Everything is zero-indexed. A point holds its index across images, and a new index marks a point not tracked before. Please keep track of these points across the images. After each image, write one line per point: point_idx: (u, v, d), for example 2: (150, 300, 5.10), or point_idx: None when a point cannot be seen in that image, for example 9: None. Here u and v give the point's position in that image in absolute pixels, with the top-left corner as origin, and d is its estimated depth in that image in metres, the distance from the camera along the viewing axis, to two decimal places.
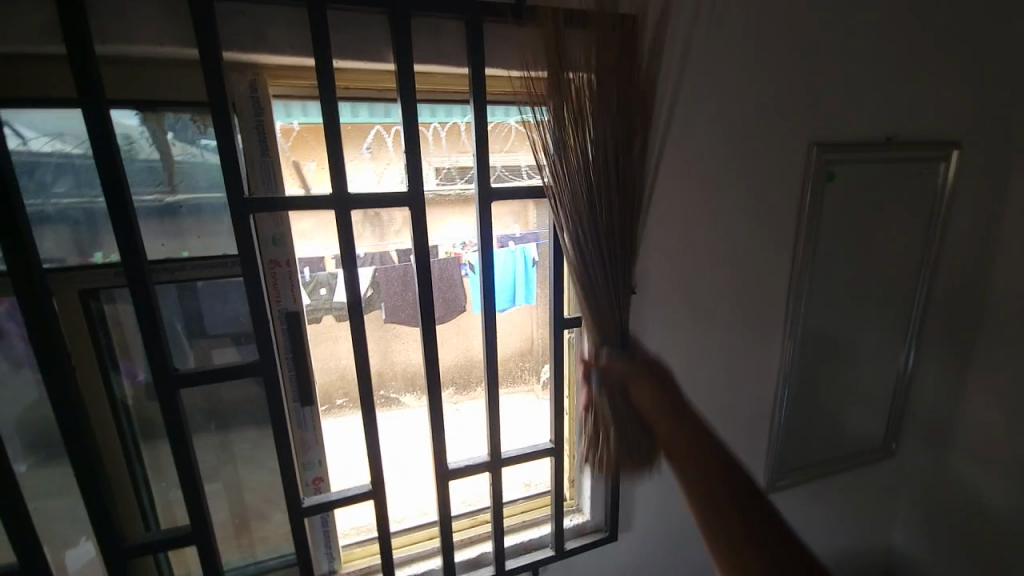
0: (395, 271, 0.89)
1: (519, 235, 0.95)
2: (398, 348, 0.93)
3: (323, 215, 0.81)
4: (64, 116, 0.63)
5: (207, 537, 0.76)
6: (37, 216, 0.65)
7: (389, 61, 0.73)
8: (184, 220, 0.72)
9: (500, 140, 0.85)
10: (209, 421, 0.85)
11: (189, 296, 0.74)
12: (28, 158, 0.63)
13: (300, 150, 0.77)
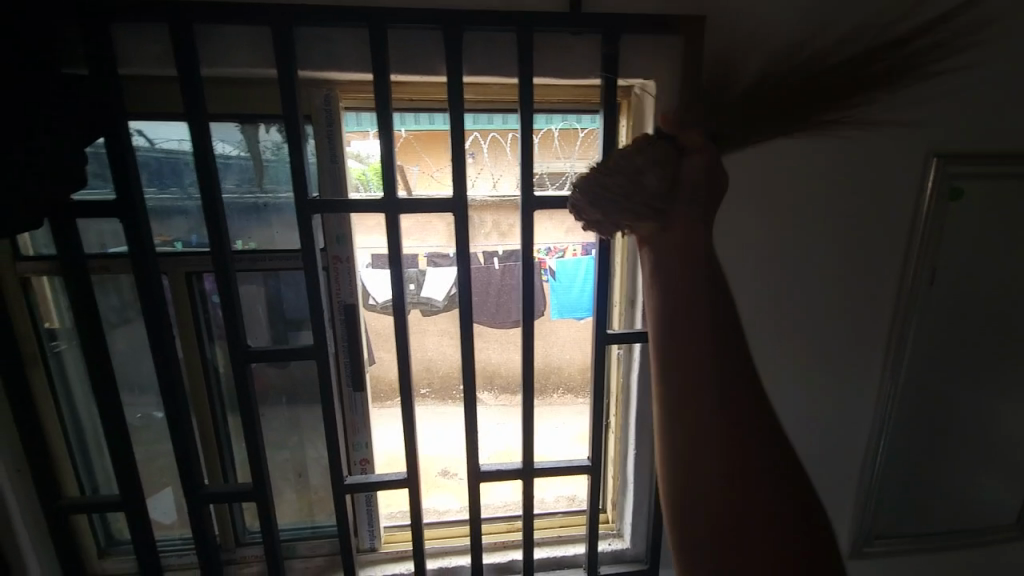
0: (478, 272, 0.90)
1: None
2: (441, 346, 0.95)
3: (370, 216, 0.86)
4: (176, 128, 0.77)
5: (263, 495, 0.87)
6: (154, 208, 0.80)
7: (441, 74, 0.75)
8: (268, 216, 0.82)
9: (545, 151, 0.84)
10: (279, 397, 0.95)
11: (268, 282, 0.85)
12: (157, 161, 0.78)
13: (408, 155, 0.83)
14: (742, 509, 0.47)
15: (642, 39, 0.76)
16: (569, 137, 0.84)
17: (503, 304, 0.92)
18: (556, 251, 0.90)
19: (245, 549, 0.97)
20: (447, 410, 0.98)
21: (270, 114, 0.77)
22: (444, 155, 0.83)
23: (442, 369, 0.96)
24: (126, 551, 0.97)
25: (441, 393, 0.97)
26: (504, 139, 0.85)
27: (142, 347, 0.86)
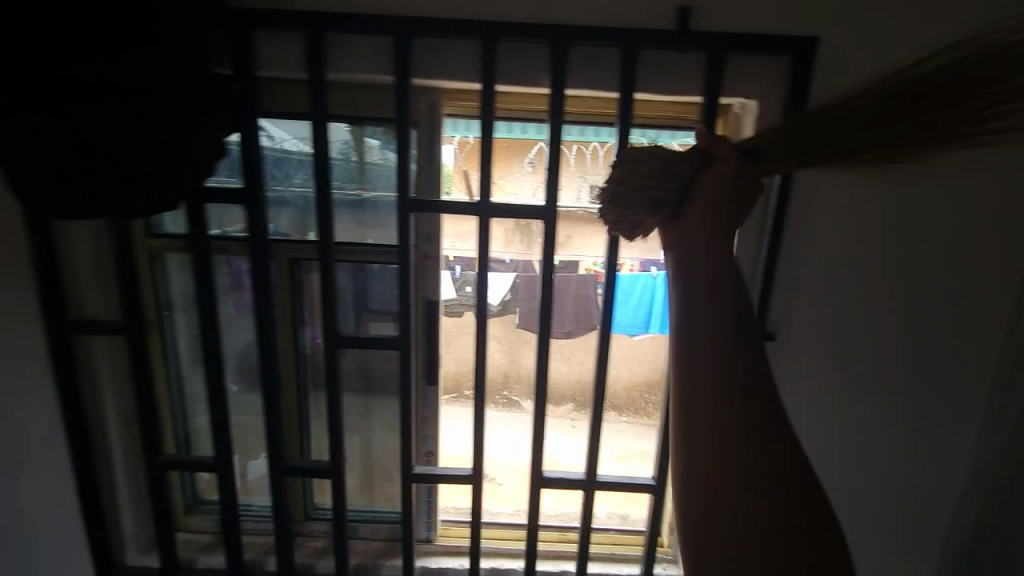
0: (530, 280, 0.89)
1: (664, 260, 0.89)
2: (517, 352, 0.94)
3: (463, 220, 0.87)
4: (296, 126, 0.81)
5: (338, 474, 0.91)
6: (274, 197, 0.85)
7: (544, 86, 0.77)
8: (366, 212, 0.84)
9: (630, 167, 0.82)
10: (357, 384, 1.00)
11: (360, 274, 0.87)
12: (274, 155, 0.82)
13: (472, 160, 0.83)
14: (731, 485, 0.50)
15: (746, 58, 0.76)
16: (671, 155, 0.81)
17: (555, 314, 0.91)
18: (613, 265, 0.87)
19: (312, 523, 1.03)
20: (516, 416, 0.98)
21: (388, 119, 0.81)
22: (523, 164, 0.82)
23: (515, 374, 0.96)
24: (208, 510, 1.05)
25: (512, 399, 0.97)
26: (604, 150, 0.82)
27: (246, 324, 0.93)
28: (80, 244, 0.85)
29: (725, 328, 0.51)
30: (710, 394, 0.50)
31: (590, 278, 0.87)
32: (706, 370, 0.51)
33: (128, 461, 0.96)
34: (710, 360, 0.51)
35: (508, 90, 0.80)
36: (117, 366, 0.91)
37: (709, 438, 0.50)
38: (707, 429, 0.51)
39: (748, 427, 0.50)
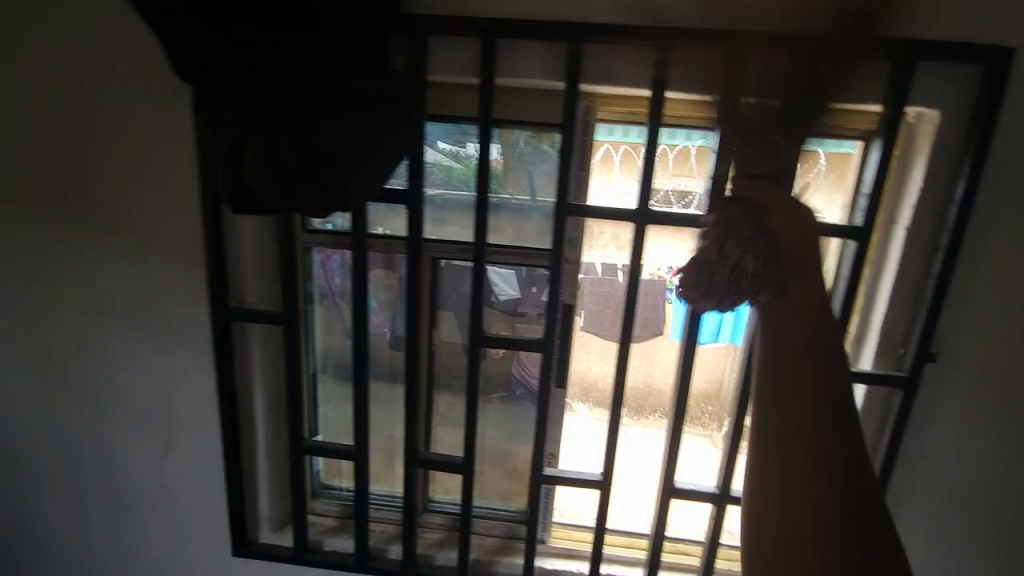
0: (597, 283, 0.89)
1: None
2: (650, 365, 0.93)
3: (614, 225, 0.87)
4: (459, 128, 0.82)
5: (470, 470, 0.94)
6: (430, 199, 0.87)
7: (712, 93, 0.75)
8: (508, 215, 0.86)
9: None
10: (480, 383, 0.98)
11: (501, 275, 0.89)
12: (432, 159, 0.84)
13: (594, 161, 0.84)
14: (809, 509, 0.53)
15: (933, 67, 0.73)
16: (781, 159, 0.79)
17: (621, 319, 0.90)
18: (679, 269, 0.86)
19: (430, 515, 1.06)
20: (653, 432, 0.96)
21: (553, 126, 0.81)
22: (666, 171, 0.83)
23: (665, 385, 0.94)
24: (331, 495, 1.09)
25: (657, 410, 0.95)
26: None
27: (384, 319, 0.95)
28: (244, 235, 0.89)
29: (817, 403, 0.53)
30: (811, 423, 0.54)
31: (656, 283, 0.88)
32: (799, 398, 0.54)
33: (268, 445, 1.00)
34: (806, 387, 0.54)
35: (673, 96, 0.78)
36: (267, 355, 0.96)
37: (795, 459, 0.54)
38: (793, 458, 0.54)
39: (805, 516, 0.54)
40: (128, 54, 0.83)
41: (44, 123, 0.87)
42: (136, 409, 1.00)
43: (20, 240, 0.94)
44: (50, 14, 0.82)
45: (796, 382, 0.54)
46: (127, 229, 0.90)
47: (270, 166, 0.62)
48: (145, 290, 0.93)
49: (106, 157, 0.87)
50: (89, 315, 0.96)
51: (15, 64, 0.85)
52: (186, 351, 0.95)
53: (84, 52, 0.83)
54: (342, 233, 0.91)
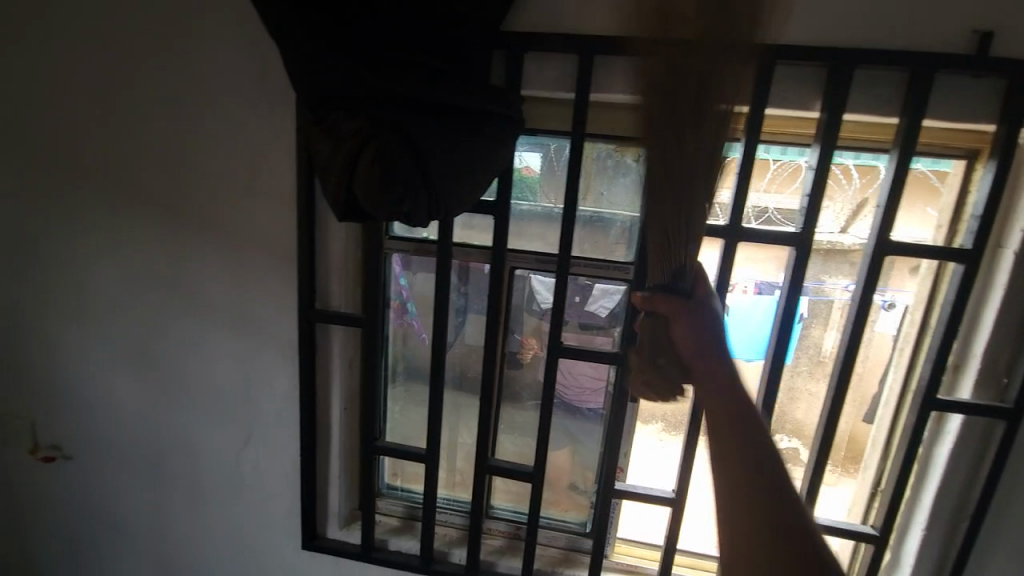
0: None
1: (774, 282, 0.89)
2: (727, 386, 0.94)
3: (705, 241, 0.86)
4: (554, 140, 0.86)
5: (540, 480, 0.94)
6: (517, 211, 0.90)
7: (814, 109, 0.75)
8: (591, 227, 0.89)
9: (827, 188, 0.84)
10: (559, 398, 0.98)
11: (581, 286, 0.90)
12: (523, 170, 0.88)
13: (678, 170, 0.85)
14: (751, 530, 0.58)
15: None
16: (841, 177, 0.83)
17: None
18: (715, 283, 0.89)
19: (491, 521, 1.08)
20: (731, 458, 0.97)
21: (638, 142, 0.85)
22: (760, 185, 0.84)
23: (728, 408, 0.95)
24: (396, 495, 1.12)
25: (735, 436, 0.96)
26: (852, 172, 0.83)
27: (461, 323, 0.99)
28: (333, 239, 0.93)
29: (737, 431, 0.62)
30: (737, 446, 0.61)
31: None
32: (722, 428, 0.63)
33: (342, 443, 1.03)
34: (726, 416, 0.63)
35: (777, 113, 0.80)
36: (346, 355, 0.99)
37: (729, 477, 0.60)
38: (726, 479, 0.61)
39: (771, 523, 0.57)
40: (238, 65, 0.88)
41: (156, 128, 0.94)
42: (219, 402, 1.04)
43: (124, 236, 1.00)
44: (170, 29, 0.89)
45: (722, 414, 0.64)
46: (224, 230, 0.95)
47: (383, 176, 0.63)
48: (238, 289, 0.98)
49: (211, 161, 0.93)
50: (181, 310, 1.02)
51: (135, 75, 0.92)
52: (271, 349, 0.99)
53: (199, 64, 0.89)
54: (425, 241, 0.94)
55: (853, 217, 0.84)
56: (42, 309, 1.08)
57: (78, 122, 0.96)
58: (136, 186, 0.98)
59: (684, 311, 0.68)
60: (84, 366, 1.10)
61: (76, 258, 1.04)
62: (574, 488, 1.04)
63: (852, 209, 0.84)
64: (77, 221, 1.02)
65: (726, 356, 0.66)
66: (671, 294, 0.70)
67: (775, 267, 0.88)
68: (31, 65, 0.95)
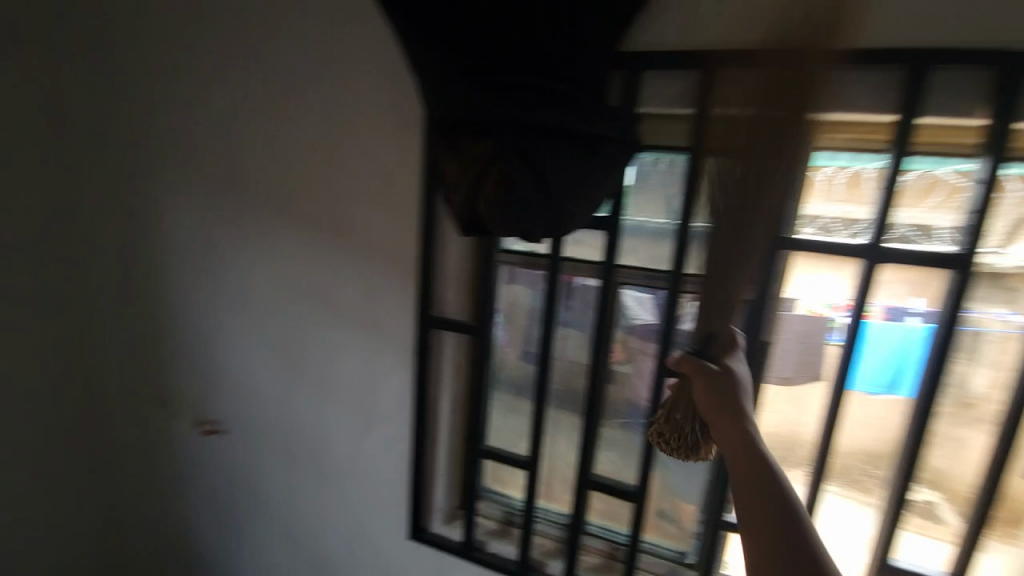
0: (774, 318, 0.85)
1: (921, 310, 0.78)
2: (858, 425, 0.86)
3: (838, 262, 0.81)
4: (668, 155, 0.84)
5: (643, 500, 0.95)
6: (625, 228, 0.90)
7: (976, 118, 0.70)
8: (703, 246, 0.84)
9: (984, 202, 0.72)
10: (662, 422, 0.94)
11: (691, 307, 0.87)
12: (632, 187, 0.87)
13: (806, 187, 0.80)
14: None
15: None
16: (1004, 189, 0.71)
17: (805, 361, 0.86)
18: (846, 308, 0.82)
19: (589, 538, 1.06)
20: (862, 508, 0.89)
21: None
22: (903, 203, 0.76)
23: (856, 449, 0.87)
24: (494, 499, 1.14)
25: (874, 483, 0.87)
26: (1015, 184, 0.70)
27: (563, 337, 1.00)
28: (451, 252, 1.01)
29: (764, 498, 0.61)
30: (765, 513, 0.61)
31: (822, 322, 0.84)
32: (748, 494, 0.63)
33: (450, 440, 1.12)
34: (752, 481, 0.63)
35: (929, 122, 0.73)
36: (458, 358, 1.08)
37: (757, 544, 0.60)
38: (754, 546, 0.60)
39: None
40: (374, 94, 0.99)
41: (304, 150, 1.08)
42: (343, 396, 1.16)
43: (274, 243, 1.16)
44: (322, 63, 1.02)
45: (754, 485, 0.63)
46: (356, 240, 1.07)
47: (505, 202, 0.69)
48: (364, 294, 1.09)
49: (348, 178, 1.05)
50: (316, 310, 1.15)
51: (291, 104, 1.07)
52: (390, 349, 1.08)
53: (342, 92, 1.01)
54: (535, 255, 0.97)
55: (1014, 235, 0.72)
56: (210, 305, 1.29)
57: (247, 149, 1.14)
58: (285, 201, 1.13)
59: (707, 376, 0.70)
60: (236, 355, 1.28)
61: (239, 265, 1.23)
62: (664, 516, 1.00)
63: (1011, 227, 0.72)
64: (239, 230, 1.20)
65: (746, 422, 0.67)
66: (696, 359, 0.72)
67: (910, 291, 0.78)
68: (215, 100, 1.15)
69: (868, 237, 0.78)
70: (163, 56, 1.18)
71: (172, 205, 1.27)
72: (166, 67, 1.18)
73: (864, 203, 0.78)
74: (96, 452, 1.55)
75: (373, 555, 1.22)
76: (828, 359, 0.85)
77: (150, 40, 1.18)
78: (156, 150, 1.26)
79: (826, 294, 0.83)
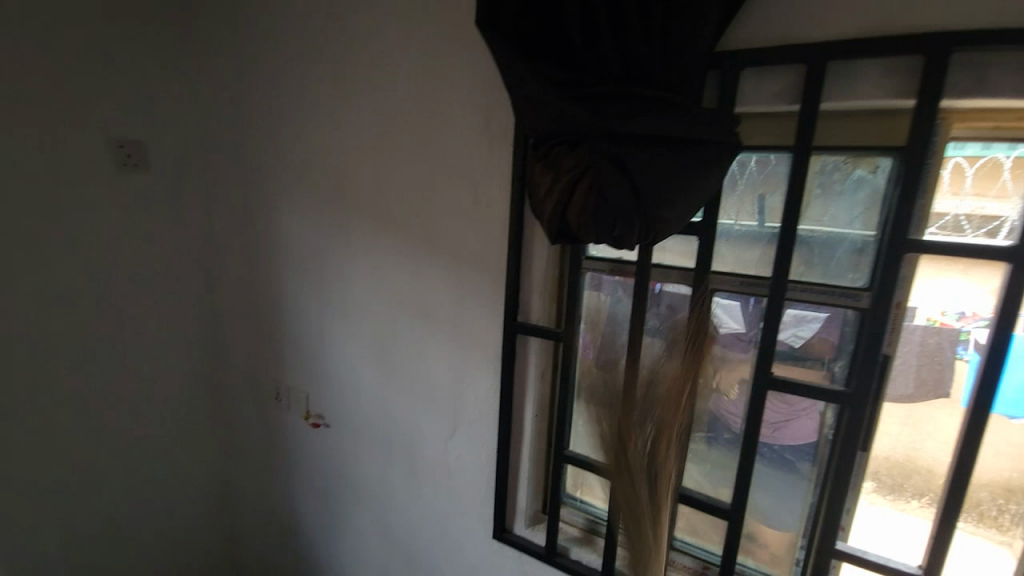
0: (894, 329, 0.76)
1: None
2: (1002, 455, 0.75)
3: (977, 266, 0.71)
4: (772, 155, 0.81)
5: (739, 518, 0.89)
6: (723, 231, 0.87)
7: None
8: (814, 250, 0.80)
9: None
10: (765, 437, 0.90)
11: (798, 315, 0.83)
12: (731, 190, 0.84)
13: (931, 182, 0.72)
14: None
15: None
16: None
17: (931, 379, 0.77)
18: (977, 317, 0.73)
19: (675, 554, 1.04)
20: (1002, 550, 0.77)
21: (877, 152, 0.74)
22: None
23: (999, 483, 0.76)
24: (577, 506, 1.15)
25: (1009, 520, 0.76)
26: None
27: (652, 343, 0.98)
28: (537, 260, 1.03)
29: None
30: None
31: (948, 334, 0.75)
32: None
33: (533, 446, 1.12)
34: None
35: None
36: (541, 366, 1.08)
37: None
38: None
39: None
40: (466, 111, 1.04)
41: (401, 164, 1.15)
42: (432, 396, 1.22)
43: (371, 251, 1.25)
44: (419, 82, 1.08)
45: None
46: (446, 248, 1.13)
47: (598, 207, 0.70)
48: (454, 298, 1.14)
49: (440, 189, 1.11)
50: (408, 315, 1.22)
51: (389, 122, 1.15)
52: (477, 353, 1.13)
53: (437, 108, 1.07)
54: (621, 262, 0.98)
55: None
56: (314, 308, 1.42)
57: (350, 169, 1.25)
58: (382, 211, 1.21)
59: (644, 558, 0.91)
60: (337, 354, 1.40)
61: (340, 273, 1.33)
62: (763, 539, 0.95)
63: None
64: (340, 239, 1.31)
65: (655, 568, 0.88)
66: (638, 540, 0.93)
67: None
68: (323, 121, 1.26)
69: (1011, 237, 0.68)
70: (281, 89, 1.33)
71: (285, 221, 1.42)
72: (283, 99, 1.33)
73: (1003, 199, 0.68)
74: (220, 437, 1.76)
75: (458, 549, 1.27)
76: (953, 375, 0.76)
77: (271, 72, 1.34)
78: (273, 169, 1.40)
79: (951, 302, 0.74)
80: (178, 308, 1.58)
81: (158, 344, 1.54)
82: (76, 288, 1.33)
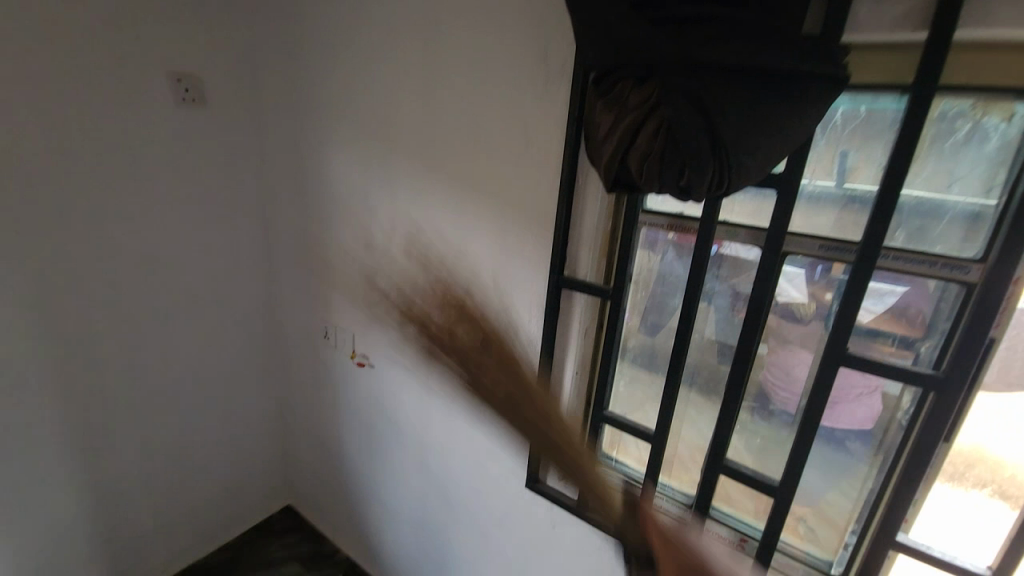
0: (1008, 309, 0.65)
1: None
2: None
3: None
4: (880, 101, 0.68)
5: (787, 497, 0.83)
6: (804, 192, 0.76)
7: None
8: (915, 214, 0.69)
9: None
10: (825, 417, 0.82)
11: (884, 287, 0.73)
12: (821, 143, 0.73)
13: None
14: None
15: None
16: None
17: None
18: None
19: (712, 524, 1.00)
20: None
21: (1017, 94, 0.61)
22: None
23: None
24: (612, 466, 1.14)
25: None
26: None
27: (706, 308, 0.91)
28: (588, 211, 0.96)
29: None
30: None
31: None
32: None
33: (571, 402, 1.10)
34: None
35: None
36: (585, 323, 1.04)
37: None
38: None
39: None
40: (522, 42, 0.95)
41: (451, 101, 1.09)
42: None
43: (418, 193, 1.23)
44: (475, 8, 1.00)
45: None
46: (494, 193, 1.08)
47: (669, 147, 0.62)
48: (498, 246, 1.10)
49: (491, 129, 1.04)
50: (451, 262, 1.20)
51: (442, 54, 1.08)
52: (520, 304, 1.10)
53: (492, 38, 0.99)
54: (681, 217, 0.89)
55: None
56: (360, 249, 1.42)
57: (398, 107, 1.20)
58: (430, 151, 1.17)
59: None
60: (382, 297, 1.42)
61: (386, 214, 1.32)
62: (810, 521, 0.89)
63: None
64: (387, 179, 1.29)
65: None
66: None
67: None
68: (374, 53, 1.21)
69: None
70: (333, 17, 1.27)
71: (333, 162, 1.41)
72: (333, 31, 1.28)
73: None
74: (273, 366, 1.88)
75: (490, 492, 1.30)
76: None
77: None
78: (323, 104, 1.38)
79: None
80: (235, 242, 1.64)
81: (217, 274, 1.62)
82: (143, 220, 1.41)
